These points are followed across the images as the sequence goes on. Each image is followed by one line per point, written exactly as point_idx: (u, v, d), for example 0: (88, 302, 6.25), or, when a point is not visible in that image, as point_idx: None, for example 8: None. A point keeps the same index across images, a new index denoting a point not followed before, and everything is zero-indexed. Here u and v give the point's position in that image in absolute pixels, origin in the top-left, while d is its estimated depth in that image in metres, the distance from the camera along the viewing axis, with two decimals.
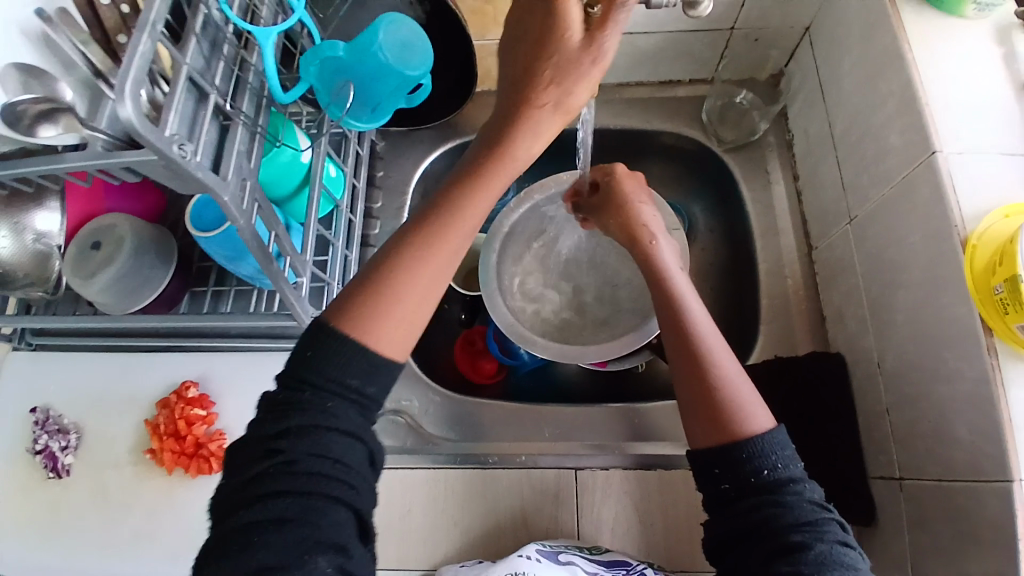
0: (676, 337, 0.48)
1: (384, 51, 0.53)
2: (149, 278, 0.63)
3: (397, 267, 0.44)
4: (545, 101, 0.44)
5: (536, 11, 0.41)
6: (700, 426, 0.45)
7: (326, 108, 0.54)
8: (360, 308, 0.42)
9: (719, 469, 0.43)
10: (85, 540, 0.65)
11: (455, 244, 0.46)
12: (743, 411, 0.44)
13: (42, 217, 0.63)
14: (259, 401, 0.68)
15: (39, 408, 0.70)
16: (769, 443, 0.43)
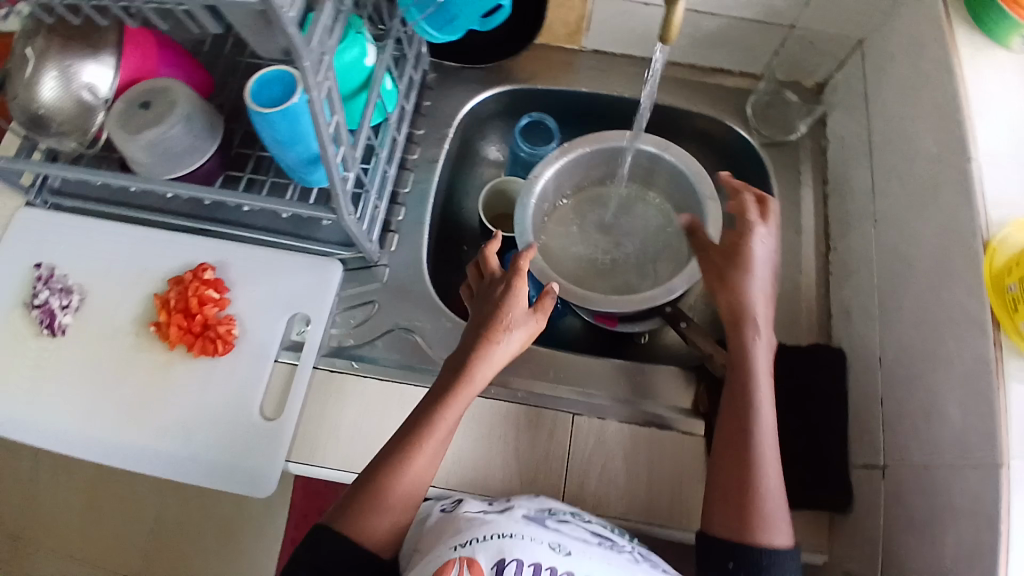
0: (735, 456, 0.54)
1: None
2: (191, 149, 0.63)
3: (380, 477, 0.54)
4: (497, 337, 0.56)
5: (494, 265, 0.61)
6: (721, 522, 0.53)
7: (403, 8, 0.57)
8: (351, 515, 0.52)
9: (732, 562, 0.51)
10: (68, 402, 0.64)
11: (428, 458, 0.55)
12: (773, 530, 0.52)
13: (94, 69, 0.62)
14: (272, 296, 0.68)
15: (44, 265, 0.69)
16: (783, 559, 0.51)
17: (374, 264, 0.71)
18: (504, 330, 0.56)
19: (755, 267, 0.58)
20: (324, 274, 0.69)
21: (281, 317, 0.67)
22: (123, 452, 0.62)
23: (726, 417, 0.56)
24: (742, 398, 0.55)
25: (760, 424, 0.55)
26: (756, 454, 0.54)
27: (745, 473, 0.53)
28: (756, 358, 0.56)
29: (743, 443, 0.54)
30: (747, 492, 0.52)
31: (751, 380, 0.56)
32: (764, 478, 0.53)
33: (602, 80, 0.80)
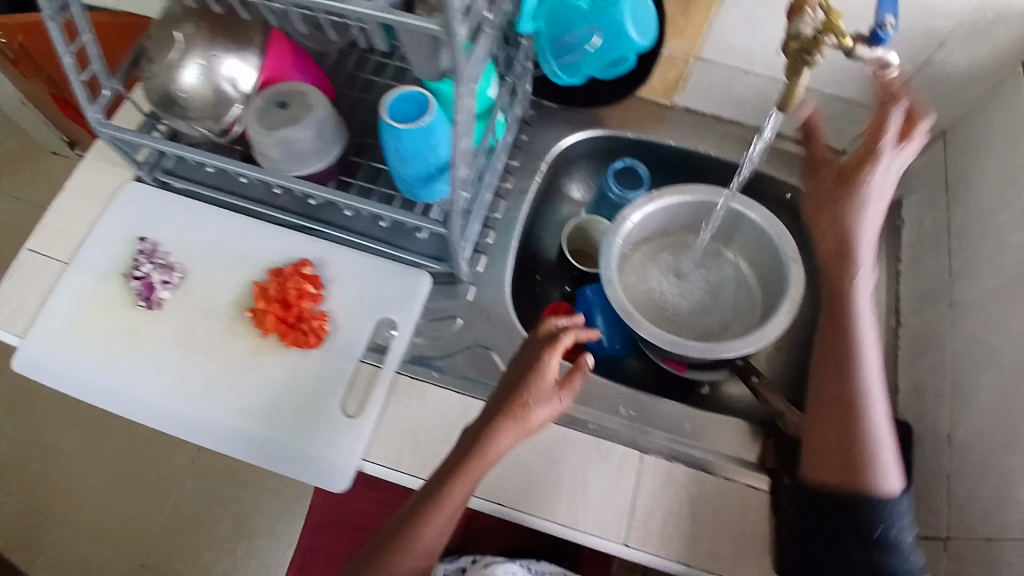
0: (825, 411, 0.58)
1: (622, 14, 0.59)
2: (317, 150, 0.66)
3: (397, 535, 0.58)
4: (517, 412, 0.57)
5: (538, 337, 0.61)
6: (816, 468, 0.58)
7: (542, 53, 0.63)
8: (367, 564, 0.58)
9: (840, 501, 0.56)
10: (151, 374, 0.66)
11: (440, 525, 0.58)
12: (880, 476, 0.55)
13: (232, 63, 0.66)
14: (363, 299, 0.71)
15: (148, 240, 0.73)
16: (894, 505, 0.55)
17: (460, 281, 0.74)
18: (527, 403, 0.57)
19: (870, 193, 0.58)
20: (414, 286, 0.71)
21: (371, 319, 0.70)
22: (201, 429, 0.64)
23: (818, 360, 0.60)
24: (841, 349, 0.59)
25: (859, 379, 0.58)
26: (857, 410, 0.57)
27: (842, 427, 0.57)
28: (859, 307, 0.59)
29: (837, 399, 0.58)
30: (847, 444, 0.56)
31: (853, 331, 0.58)
32: (875, 430, 0.56)
33: (692, 136, 0.84)
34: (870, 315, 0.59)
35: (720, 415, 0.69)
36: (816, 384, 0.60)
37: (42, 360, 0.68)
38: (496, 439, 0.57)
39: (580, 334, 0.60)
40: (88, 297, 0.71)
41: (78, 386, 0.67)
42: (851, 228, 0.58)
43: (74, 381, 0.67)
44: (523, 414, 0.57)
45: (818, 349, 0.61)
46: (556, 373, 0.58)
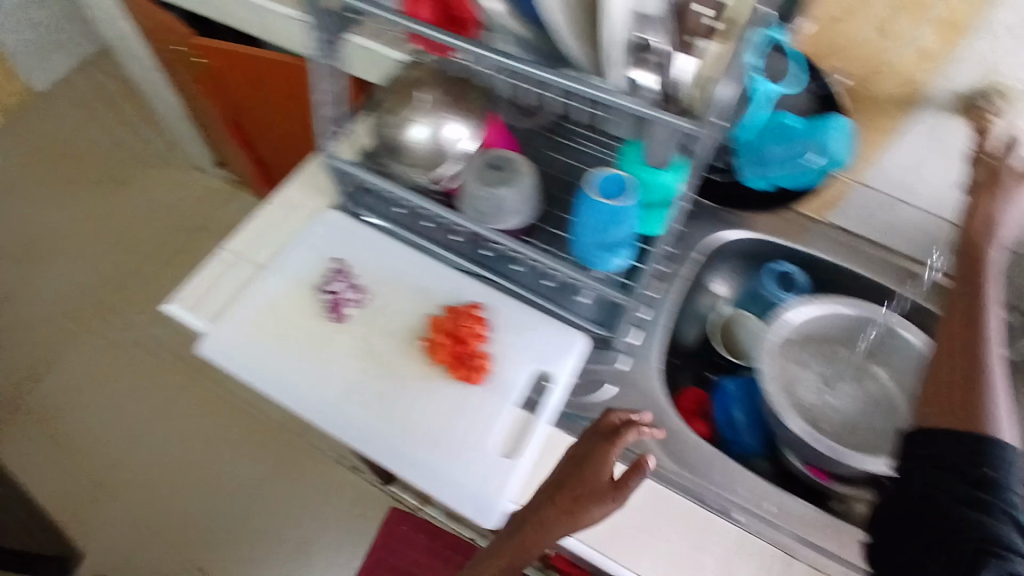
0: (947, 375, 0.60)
1: (822, 143, 0.74)
2: (515, 211, 0.72)
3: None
4: (568, 505, 0.60)
5: (596, 431, 0.62)
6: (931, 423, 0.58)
7: (743, 154, 0.80)
8: None
9: (941, 441, 0.57)
10: (333, 385, 0.74)
11: None
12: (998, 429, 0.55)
13: (453, 126, 0.74)
14: (524, 349, 0.76)
15: (339, 259, 0.82)
16: (1009, 453, 0.54)
17: (612, 348, 0.78)
18: (581, 499, 0.59)
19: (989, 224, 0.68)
20: (573, 346, 0.76)
21: (529, 368, 0.75)
22: (372, 442, 0.71)
23: (940, 344, 0.63)
24: (967, 316, 0.63)
25: (986, 347, 0.61)
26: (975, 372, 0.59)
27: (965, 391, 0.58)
28: (985, 283, 0.65)
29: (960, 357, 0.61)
30: (972, 399, 0.57)
31: (981, 315, 0.62)
32: (992, 380, 0.59)
33: (841, 251, 0.87)
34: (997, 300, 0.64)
35: (866, 533, 0.69)
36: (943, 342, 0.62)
37: (234, 351, 0.76)
38: (548, 525, 0.61)
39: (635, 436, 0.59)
40: (282, 303, 0.79)
41: (265, 380, 0.75)
42: (991, 225, 0.67)
43: (262, 376, 0.75)
44: (574, 508, 0.59)
45: (944, 317, 0.65)
46: (609, 474, 0.59)
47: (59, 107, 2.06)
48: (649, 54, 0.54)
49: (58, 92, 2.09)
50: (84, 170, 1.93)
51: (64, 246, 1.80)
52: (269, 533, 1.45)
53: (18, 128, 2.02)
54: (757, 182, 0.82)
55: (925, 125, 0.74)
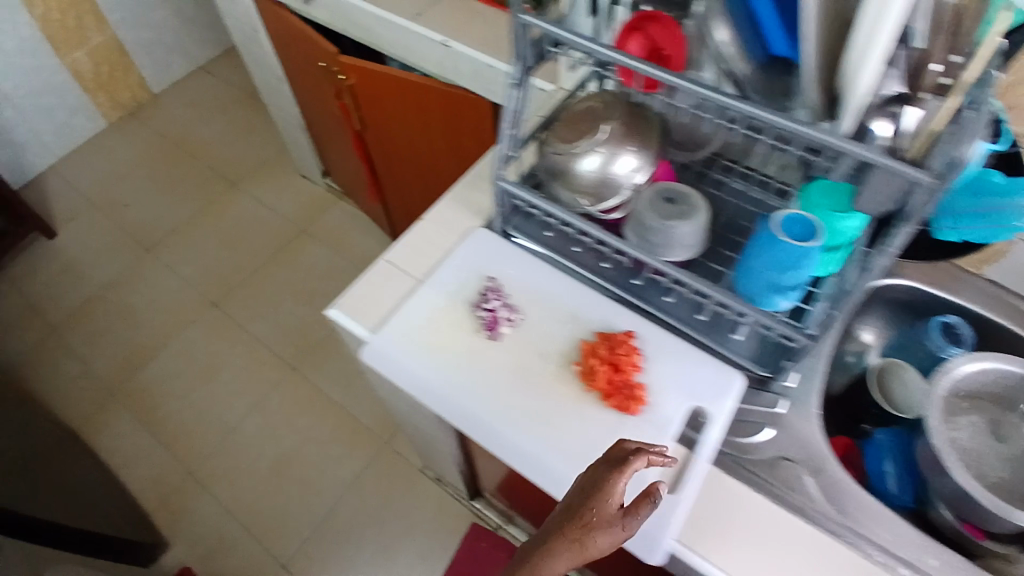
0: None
1: None
2: (686, 244, 0.73)
3: None
4: (574, 535, 0.54)
5: (606, 458, 0.59)
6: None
7: (946, 206, 0.74)
8: None
9: None
10: (490, 398, 0.75)
11: None
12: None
13: (624, 159, 0.75)
14: (679, 379, 0.76)
15: (493, 277, 0.84)
16: None
17: (768, 390, 0.78)
18: (588, 527, 0.54)
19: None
20: (730, 380, 0.75)
21: (685, 401, 0.75)
22: (529, 460, 0.72)
23: None
24: None
25: None
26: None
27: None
28: None
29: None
30: None
31: None
32: None
33: (1002, 305, 0.85)
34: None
35: None
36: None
37: (393, 358, 0.79)
38: (550, 558, 0.55)
39: (650, 457, 0.56)
40: (439, 315, 0.82)
41: (423, 389, 0.77)
42: None
43: (420, 384, 0.77)
44: (582, 536, 0.54)
45: None
46: (619, 496, 0.55)
47: (182, 110, 2.20)
48: (890, 106, 0.57)
49: (182, 97, 2.25)
50: (197, 169, 2.04)
51: (174, 239, 1.89)
52: (350, 537, 1.46)
53: (143, 126, 2.17)
54: (950, 235, 0.76)
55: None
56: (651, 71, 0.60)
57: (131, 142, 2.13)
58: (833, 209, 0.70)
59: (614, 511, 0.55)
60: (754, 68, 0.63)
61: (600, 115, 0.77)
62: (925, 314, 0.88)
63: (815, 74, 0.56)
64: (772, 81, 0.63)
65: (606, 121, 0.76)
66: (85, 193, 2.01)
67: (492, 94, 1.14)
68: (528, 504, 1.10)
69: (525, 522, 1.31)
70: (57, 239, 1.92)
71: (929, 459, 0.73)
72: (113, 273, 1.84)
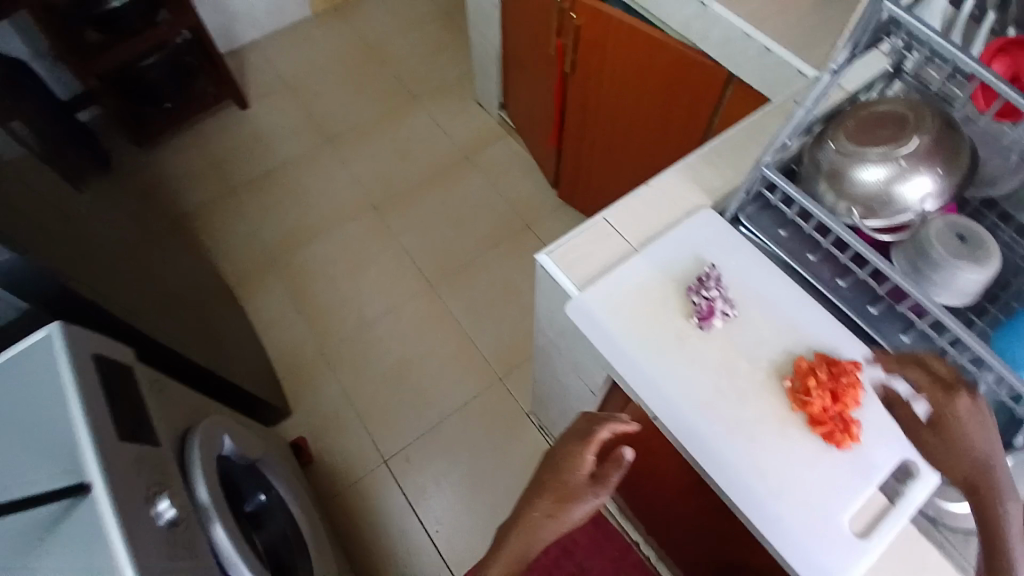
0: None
1: None
2: (960, 290, 0.68)
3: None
4: (546, 509, 0.66)
5: (575, 434, 0.70)
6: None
7: None
8: None
9: None
10: (688, 384, 0.74)
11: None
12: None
13: (921, 180, 0.68)
14: (896, 428, 0.71)
15: (714, 265, 0.79)
16: None
17: None
18: (563, 497, 0.66)
19: (981, 422, 0.61)
20: None
21: (899, 452, 0.69)
22: (715, 459, 0.70)
23: None
24: None
25: None
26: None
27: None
28: None
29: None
30: None
31: None
32: None
33: None
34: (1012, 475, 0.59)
35: None
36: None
37: (596, 317, 0.78)
38: (533, 532, 0.66)
39: (610, 427, 0.68)
40: (649, 288, 0.79)
41: (619, 356, 0.76)
42: None
43: (618, 351, 0.76)
44: (560, 504, 0.66)
45: None
46: (587, 466, 0.67)
47: (377, 13, 2.26)
48: None
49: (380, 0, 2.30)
50: (380, 75, 2.09)
51: (347, 136, 1.98)
52: (449, 459, 1.51)
53: (340, 21, 2.25)
54: None
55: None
56: (1016, 99, 0.52)
57: (326, 34, 2.22)
58: None
59: (586, 478, 0.67)
60: None
61: (910, 123, 0.70)
62: None
63: None
64: None
65: (918, 132, 0.69)
66: (278, 72, 2.13)
67: (734, 68, 1.07)
68: (644, 493, 1.08)
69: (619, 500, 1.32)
70: (247, 110, 2.05)
71: None
72: (288, 156, 1.95)
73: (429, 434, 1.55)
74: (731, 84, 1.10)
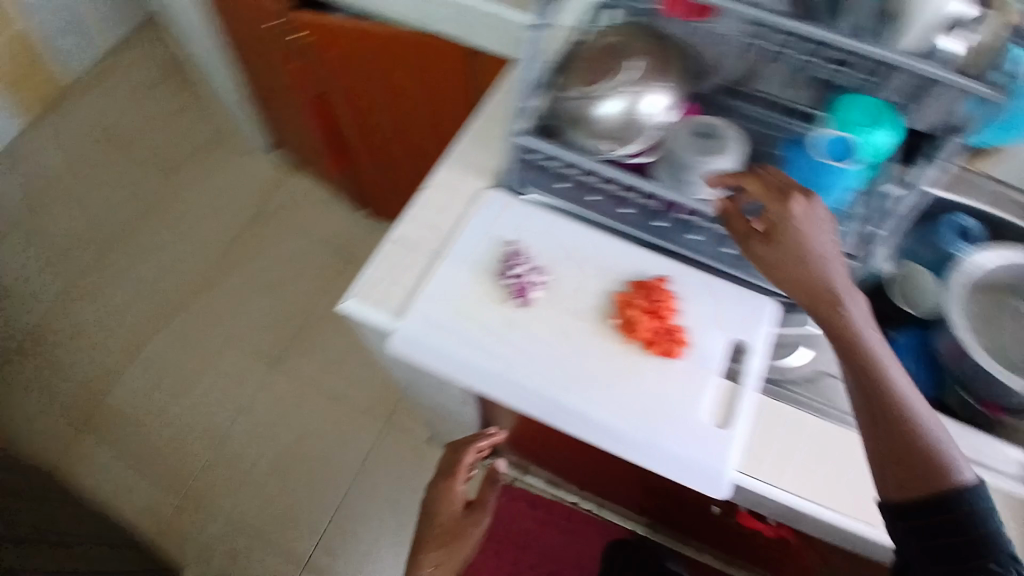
0: (880, 426, 0.60)
1: None
2: (720, 180, 0.72)
3: None
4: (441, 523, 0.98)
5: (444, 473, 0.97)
6: (902, 497, 0.59)
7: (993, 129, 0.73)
8: None
9: None
10: (534, 363, 0.75)
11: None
12: (962, 475, 0.58)
13: (654, 98, 0.73)
14: (714, 318, 0.77)
15: (514, 242, 0.81)
16: None
17: (799, 311, 0.79)
18: (453, 516, 1.00)
19: (814, 221, 0.63)
20: (761, 308, 0.77)
21: (724, 338, 0.76)
22: (582, 420, 0.73)
23: None
24: None
25: None
26: (909, 419, 0.59)
27: (909, 440, 0.59)
28: None
29: (875, 394, 0.60)
30: None
31: None
32: None
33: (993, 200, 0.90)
34: (851, 283, 0.63)
35: None
36: (856, 402, 0.62)
37: (425, 340, 0.76)
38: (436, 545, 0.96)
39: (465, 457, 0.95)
40: (462, 289, 0.79)
41: (461, 367, 0.75)
42: None
43: (458, 362, 0.75)
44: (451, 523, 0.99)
45: None
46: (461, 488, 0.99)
47: (100, 96, 2.00)
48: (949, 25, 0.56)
49: (96, 80, 2.03)
50: (134, 163, 1.88)
51: (126, 241, 1.77)
52: (374, 514, 1.47)
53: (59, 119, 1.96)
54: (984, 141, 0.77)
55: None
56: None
57: (49, 138, 1.93)
58: (868, 122, 0.67)
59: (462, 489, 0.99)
60: None
61: (623, 53, 0.75)
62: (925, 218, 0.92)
63: None
64: None
65: (632, 58, 0.74)
66: (10, 202, 1.82)
67: (469, 37, 1.06)
68: (551, 455, 1.12)
69: (544, 471, 1.36)
70: None
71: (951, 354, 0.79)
72: (65, 289, 1.72)
73: (348, 500, 1.49)
74: (473, 55, 1.10)
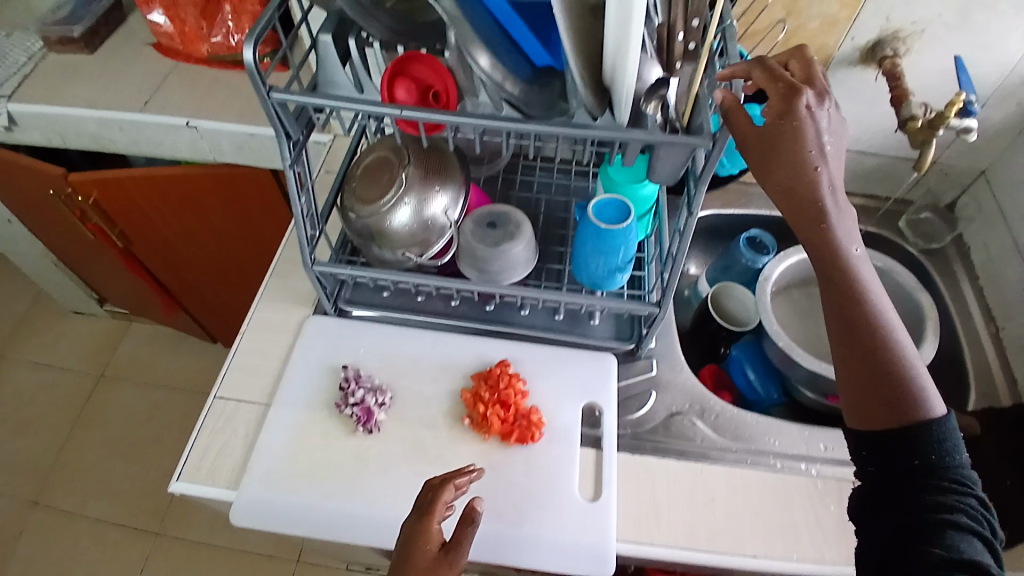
0: (852, 347, 0.55)
1: None
2: (515, 263, 0.74)
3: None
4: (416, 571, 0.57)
5: (428, 489, 0.63)
6: (868, 423, 0.55)
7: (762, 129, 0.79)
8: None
9: None
10: (393, 490, 0.71)
11: None
12: (928, 403, 0.54)
13: (437, 200, 0.71)
14: (563, 388, 0.77)
15: (349, 367, 0.77)
16: None
17: (638, 358, 0.82)
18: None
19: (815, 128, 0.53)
20: (603, 366, 0.78)
21: (576, 406, 0.76)
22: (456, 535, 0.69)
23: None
24: None
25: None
26: (884, 342, 0.54)
27: (879, 362, 0.54)
28: None
29: (848, 311, 0.55)
30: None
31: None
32: None
33: None
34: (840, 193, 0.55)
35: None
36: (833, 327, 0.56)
37: (271, 501, 0.70)
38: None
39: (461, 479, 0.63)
40: (302, 433, 0.74)
41: (316, 518, 0.69)
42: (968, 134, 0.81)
43: (312, 515, 0.69)
44: None
45: None
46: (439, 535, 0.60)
47: None
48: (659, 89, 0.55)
49: None
50: None
51: None
52: None
53: None
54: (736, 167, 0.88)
55: (845, 80, 0.88)
56: (426, 116, 0.56)
57: None
58: (631, 180, 0.73)
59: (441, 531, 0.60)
60: (527, 84, 0.60)
61: (395, 161, 0.72)
62: (730, 233, 1.01)
63: (580, 73, 0.54)
64: (546, 90, 0.61)
65: (403, 167, 0.71)
66: None
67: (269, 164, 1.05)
68: None
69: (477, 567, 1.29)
70: None
71: (780, 357, 0.85)
72: None
73: None
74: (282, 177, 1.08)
